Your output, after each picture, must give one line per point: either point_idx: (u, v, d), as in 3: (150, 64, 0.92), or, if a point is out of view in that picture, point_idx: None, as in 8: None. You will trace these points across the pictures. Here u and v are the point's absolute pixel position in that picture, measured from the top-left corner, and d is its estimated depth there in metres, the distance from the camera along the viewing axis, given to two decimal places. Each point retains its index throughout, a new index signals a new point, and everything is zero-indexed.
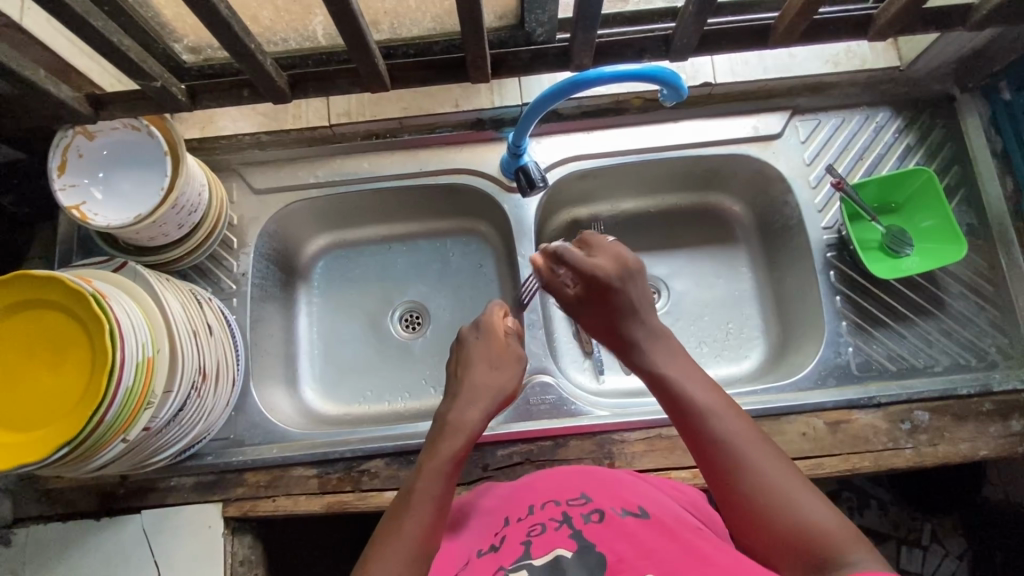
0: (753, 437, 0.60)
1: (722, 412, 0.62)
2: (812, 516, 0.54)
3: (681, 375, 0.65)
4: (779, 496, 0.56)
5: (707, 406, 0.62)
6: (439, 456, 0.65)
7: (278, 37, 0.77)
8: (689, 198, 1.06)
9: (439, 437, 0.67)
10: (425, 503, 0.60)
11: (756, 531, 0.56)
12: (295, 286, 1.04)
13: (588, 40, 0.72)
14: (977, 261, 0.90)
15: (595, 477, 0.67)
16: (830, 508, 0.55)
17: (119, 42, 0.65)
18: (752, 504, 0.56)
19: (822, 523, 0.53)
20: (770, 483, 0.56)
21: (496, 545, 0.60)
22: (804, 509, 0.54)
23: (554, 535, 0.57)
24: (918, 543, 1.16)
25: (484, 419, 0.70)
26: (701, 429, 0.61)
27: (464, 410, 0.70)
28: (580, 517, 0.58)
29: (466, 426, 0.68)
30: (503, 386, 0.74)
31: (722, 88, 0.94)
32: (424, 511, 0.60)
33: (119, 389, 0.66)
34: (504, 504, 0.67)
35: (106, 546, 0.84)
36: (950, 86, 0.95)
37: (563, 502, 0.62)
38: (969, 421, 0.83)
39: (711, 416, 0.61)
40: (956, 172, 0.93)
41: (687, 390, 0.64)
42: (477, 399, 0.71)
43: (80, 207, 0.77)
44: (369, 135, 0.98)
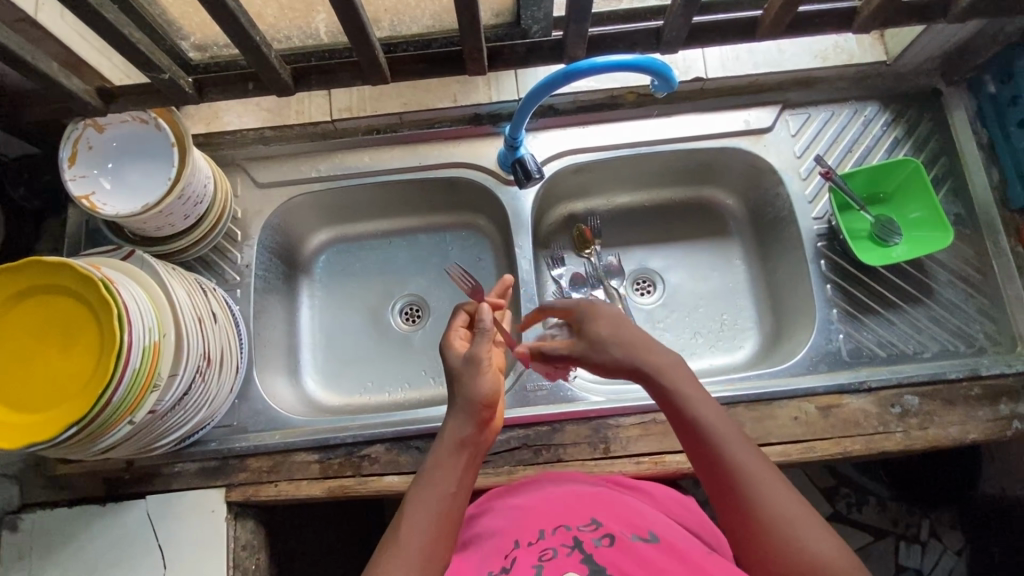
0: (764, 466, 0.60)
1: (735, 439, 0.61)
2: (815, 547, 0.54)
3: (694, 396, 0.64)
4: (791, 529, 0.56)
5: (720, 431, 0.62)
6: (432, 470, 0.65)
7: (282, 35, 0.80)
8: (683, 192, 1.08)
9: (432, 453, 0.66)
10: (422, 521, 0.61)
11: (760, 561, 0.56)
12: (297, 280, 1.07)
13: (581, 32, 0.74)
14: (965, 250, 0.92)
15: (601, 500, 0.69)
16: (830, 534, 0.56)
17: (130, 34, 0.68)
18: (761, 533, 0.56)
19: (829, 557, 0.54)
20: (780, 513, 0.56)
21: (506, 567, 0.61)
22: (812, 542, 0.55)
23: (566, 561, 0.59)
24: (916, 540, 1.17)
25: (468, 425, 0.67)
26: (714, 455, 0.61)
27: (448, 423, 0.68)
28: (591, 542, 0.61)
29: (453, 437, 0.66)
30: (473, 392, 0.68)
31: (713, 82, 0.96)
32: (422, 529, 0.60)
33: (127, 371, 0.68)
34: (510, 521, 0.67)
35: (112, 530, 0.86)
36: (936, 80, 0.97)
37: (573, 527, 0.63)
38: (958, 404, 0.84)
39: (724, 443, 0.61)
40: (943, 164, 0.95)
41: (702, 414, 0.63)
42: (458, 409, 0.68)
43: (90, 196, 0.80)
44: (369, 130, 1.00)
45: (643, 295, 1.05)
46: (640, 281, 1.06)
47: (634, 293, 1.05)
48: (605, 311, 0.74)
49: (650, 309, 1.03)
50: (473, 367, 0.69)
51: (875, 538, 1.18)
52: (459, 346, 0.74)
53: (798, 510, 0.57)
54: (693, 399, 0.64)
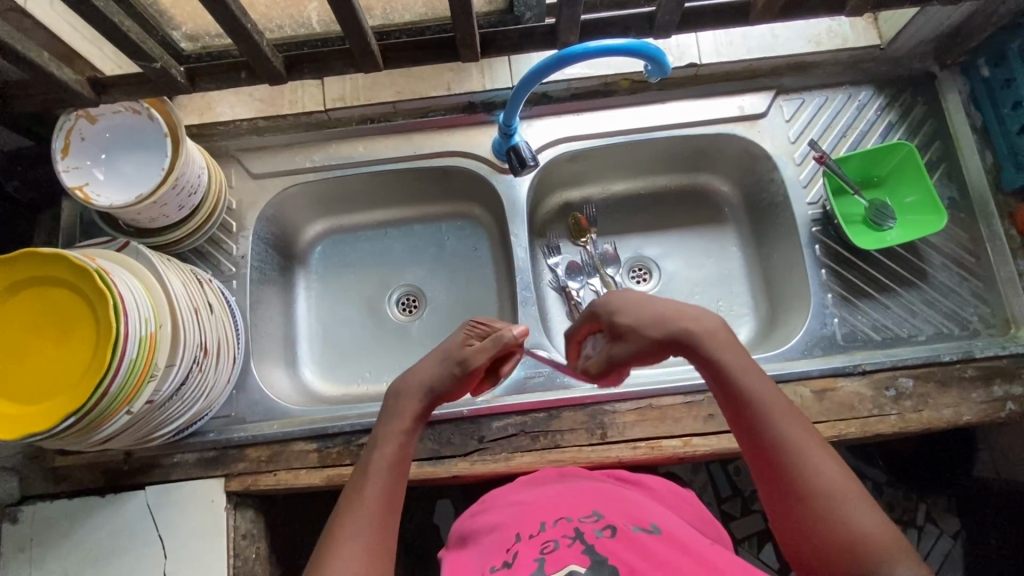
0: (810, 441, 0.59)
1: (782, 413, 0.60)
2: (857, 520, 0.55)
3: (739, 368, 0.63)
4: (834, 505, 0.56)
5: (766, 406, 0.61)
6: (394, 424, 0.68)
7: (273, 24, 0.79)
8: (678, 180, 1.08)
9: (393, 406, 0.70)
10: (380, 471, 0.64)
11: (799, 533, 0.57)
12: (293, 271, 1.07)
13: (574, 17, 0.74)
14: (959, 234, 0.92)
15: (603, 496, 0.69)
16: (872, 508, 0.56)
17: (120, 22, 0.67)
18: (803, 508, 0.57)
19: (871, 535, 0.54)
20: (823, 489, 0.57)
21: (507, 561, 0.61)
22: (855, 518, 0.55)
23: (567, 551, 0.59)
24: (912, 524, 1.18)
25: (438, 378, 0.70)
26: (759, 430, 0.60)
27: (414, 376, 0.71)
28: (592, 532, 0.61)
29: (416, 392, 0.70)
30: (441, 383, 0.70)
31: (707, 68, 0.96)
32: (379, 480, 0.63)
33: (124, 360, 0.68)
34: (512, 517, 0.68)
35: (111, 521, 0.86)
36: (930, 64, 0.97)
37: (575, 519, 0.64)
38: (952, 387, 0.85)
39: (771, 418, 0.60)
40: (937, 148, 0.95)
41: (750, 387, 0.62)
42: (430, 367, 0.71)
43: (83, 187, 0.80)
44: (363, 120, 1.00)
45: (640, 283, 1.05)
46: (636, 268, 1.06)
47: (630, 280, 1.05)
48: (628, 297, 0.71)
49: None
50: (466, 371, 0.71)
51: None
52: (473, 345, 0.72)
53: (842, 486, 0.57)
54: (739, 372, 0.63)
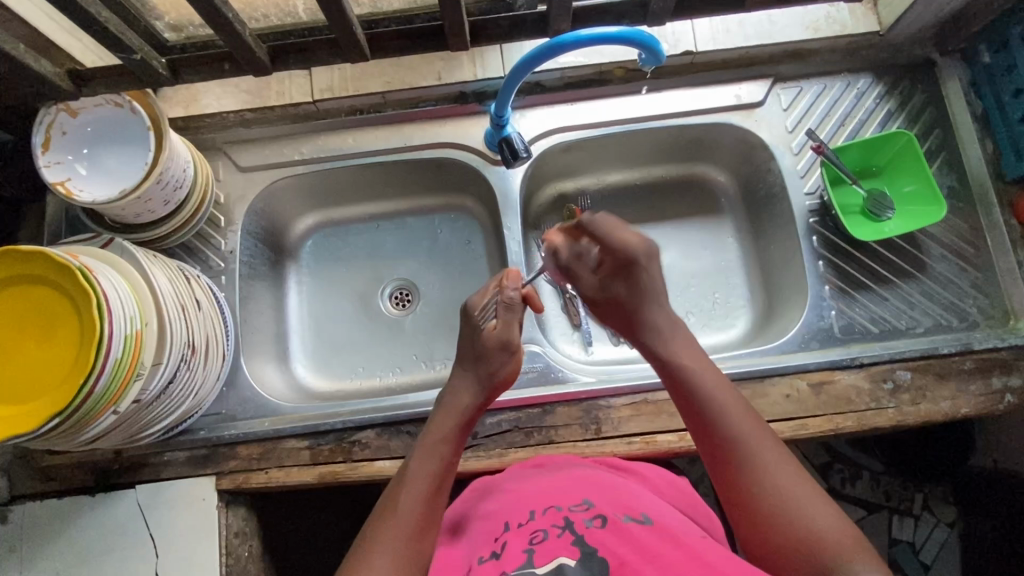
0: (766, 442, 0.63)
1: (739, 416, 0.65)
2: (815, 520, 0.57)
3: (697, 370, 0.68)
4: (790, 501, 0.59)
5: (724, 406, 0.65)
6: (435, 435, 0.72)
7: (258, 13, 0.78)
8: (674, 170, 1.06)
9: (434, 419, 0.74)
10: (421, 479, 0.67)
11: (753, 530, 0.60)
12: (284, 265, 1.05)
13: (565, 4, 0.72)
14: (958, 224, 0.91)
15: (595, 484, 0.68)
16: (829, 510, 0.58)
17: (97, 13, 0.65)
18: (756, 505, 0.60)
19: (827, 533, 0.57)
20: (778, 487, 0.60)
21: (497, 552, 0.61)
22: (811, 516, 0.58)
23: (556, 542, 0.58)
24: (909, 513, 1.17)
25: (477, 395, 0.76)
26: (713, 428, 0.65)
27: (457, 395, 0.76)
28: (582, 522, 0.60)
29: (459, 410, 0.74)
30: (495, 374, 0.77)
31: (703, 56, 0.94)
32: (419, 486, 0.66)
33: (109, 360, 0.67)
34: (504, 506, 0.68)
35: (102, 520, 0.85)
36: (930, 50, 0.95)
37: (565, 507, 0.63)
38: (951, 379, 0.84)
39: (725, 417, 0.65)
40: (936, 136, 0.94)
41: (706, 388, 0.67)
42: (471, 386, 0.76)
43: (65, 183, 0.78)
44: (353, 111, 0.98)
45: None
46: None
47: None
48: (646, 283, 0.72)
49: None
50: (507, 355, 0.77)
51: (868, 512, 1.18)
52: (491, 329, 0.78)
53: (798, 486, 0.60)
54: (697, 373, 0.68)
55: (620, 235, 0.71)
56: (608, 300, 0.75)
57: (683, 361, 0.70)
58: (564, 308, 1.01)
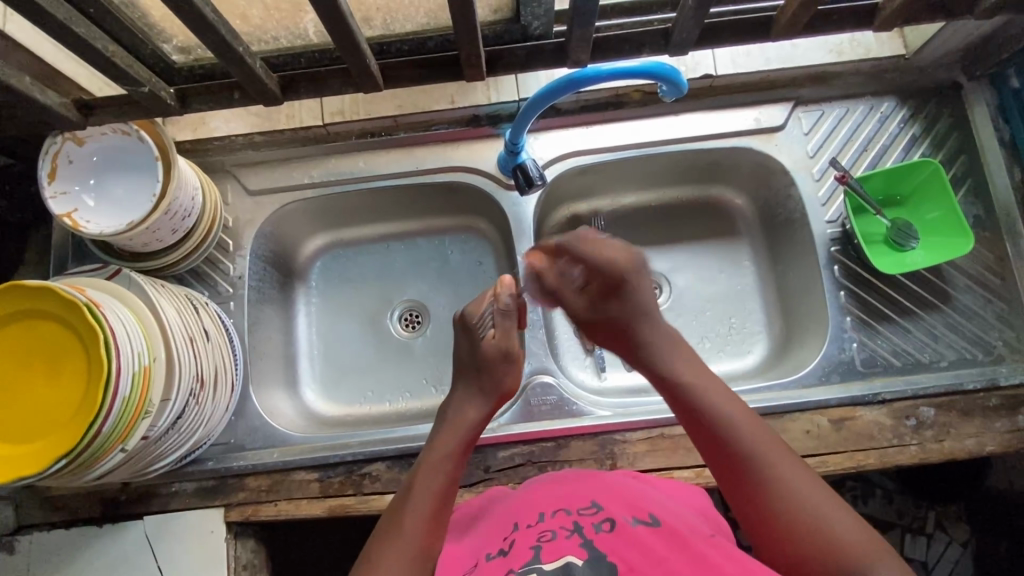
0: (778, 452, 0.62)
1: (749, 427, 0.63)
2: (835, 524, 0.56)
3: (698, 382, 0.67)
4: (807, 511, 0.57)
5: (732, 420, 0.64)
6: (439, 450, 0.70)
7: (269, 35, 0.75)
8: (690, 192, 1.04)
9: (438, 434, 0.73)
10: (425, 495, 0.65)
11: (774, 547, 0.58)
12: (293, 287, 1.04)
13: (586, 36, 0.70)
14: (984, 254, 0.88)
15: (603, 484, 0.67)
16: (849, 514, 0.57)
17: (104, 48, 0.64)
18: (776, 519, 0.58)
19: (845, 540, 0.55)
20: (794, 498, 0.58)
21: (505, 549, 0.59)
22: (830, 520, 0.56)
23: (564, 543, 0.57)
24: (921, 532, 1.14)
25: (483, 411, 0.75)
26: (724, 440, 0.63)
27: (461, 409, 0.74)
28: (591, 527, 0.58)
29: (463, 422, 0.73)
30: (500, 384, 0.76)
31: (723, 79, 0.92)
32: (424, 502, 0.65)
33: (117, 399, 0.66)
34: (513, 507, 0.67)
35: (110, 552, 0.84)
36: (957, 73, 0.92)
37: (573, 511, 0.61)
38: (975, 416, 0.82)
39: (736, 432, 0.63)
40: (962, 163, 0.91)
41: (709, 402, 0.65)
42: (474, 398, 0.75)
43: (72, 214, 0.77)
44: (363, 134, 0.96)
45: None
46: None
47: None
48: (642, 295, 0.75)
49: None
50: (509, 365, 0.77)
51: (882, 530, 1.14)
52: (489, 338, 0.77)
53: (814, 491, 0.59)
54: (695, 386, 0.67)
55: (599, 249, 0.77)
56: (603, 321, 0.77)
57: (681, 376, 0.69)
58: (577, 332, 0.99)
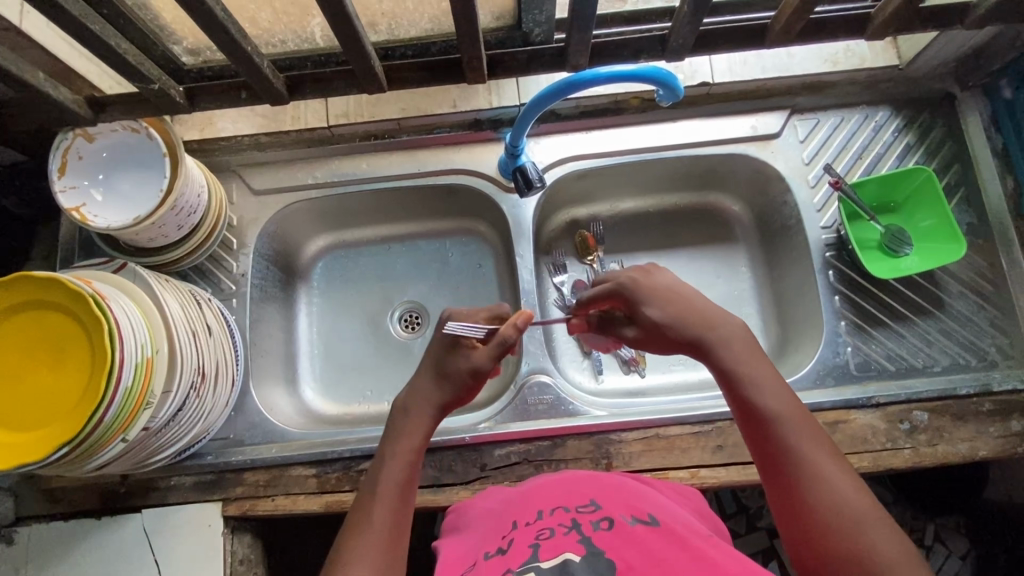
0: (825, 453, 0.57)
1: (800, 425, 0.58)
2: (873, 537, 0.52)
3: (754, 373, 0.62)
4: (851, 514, 0.53)
5: (783, 414, 0.59)
6: (402, 446, 0.66)
7: (276, 39, 0.77)
8: (688, 198, 1.06)
9: (397, 427, 0.68)
10: (389, 495, 0.63)
11: (805, 547, 0.54)
12: (295, 286, 1.05)
13: (584, 40, 0.72)
14: (977, 261, 0.89)
15: (601, 484, 0.67)
16: (891, 528, 0.52)
17: (117, 45, 0.66)
18: (812, 520, 0.54)
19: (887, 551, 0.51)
20: (839, 500, 0.54)
21: (504, 547, 0.59)
22: (868, 533, 0.52)
23: (563, 539, 0.57)
24: (921, 544, 1.13)
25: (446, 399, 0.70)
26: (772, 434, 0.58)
27: (417, 397, 0.69)
28: (590, 524, 0.58)
29: (421, 411, 0.68)
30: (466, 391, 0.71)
31: (720, 87, 0.94)
32: (387, 501, 0.62)
33: (119, 389, 0.67)
34: (512, 507, 0.68)
35: (107, 544, 0.85)
36: (950, 84, 0.94)
37: (572, 509, 0.62)
38: (968, 421, 0.82)
39: (785, 426, 0.58)
40: (955, 172, 0.93)
41: (762, 392, 0.60)
42: (430, 386, 0.70)
43: (80, 208, 0.78)
44: (367, 136, 0.98)
45: None
46: None
47: None
48: (655, 284, 0.70)
49: None
50: (474, 383, 0.70)
51: None
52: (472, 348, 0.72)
53: (857, 498, 0.54)
54: (749, 374, 0.62)
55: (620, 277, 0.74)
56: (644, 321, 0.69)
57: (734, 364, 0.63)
58: (575, 335, 1.00)
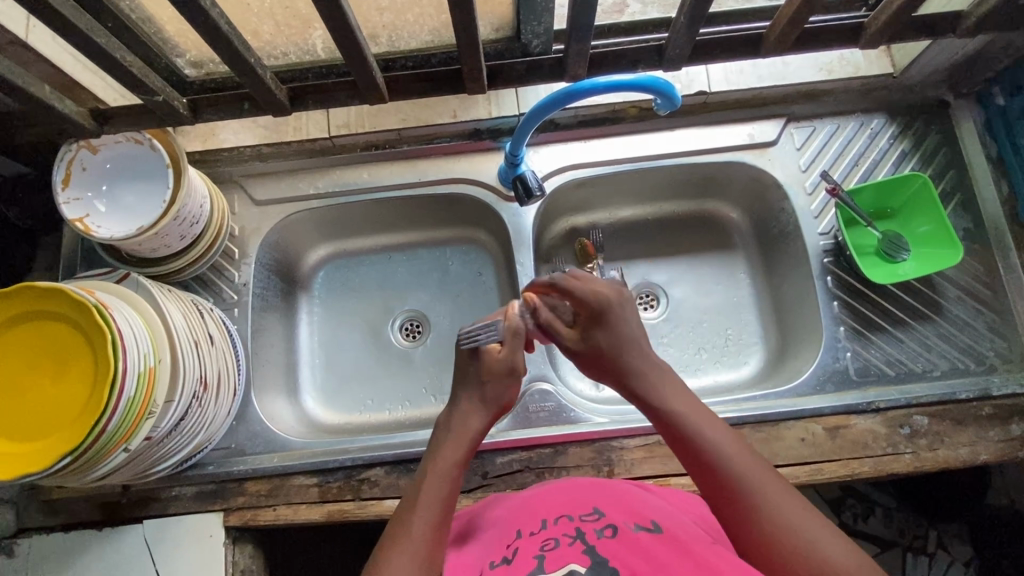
0: (773, 481, 0.58)
1: (739, 457, 0.60)
2: (826, 551, 0.53)
3: (692, 414, 0.64)
4: (800, 534, 0.54)
5: (723, 448, 0.61)
6: (444, 463, 0.68)
7: (278, 51, 0.78)
8: (687, 206, 1.07)
9: (441, 445, 0.70)
10: (431, 507, 0.64)
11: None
12: (296, 296, 1.05)
13: (582, 51, 0.73)
14: (975, 266, 0.90)
15: (605, 492, 0.67)
16: (844, 541, 0.54)
17: (122, 58, 0.67)
18: (769, 549, 0.55)
19: (841, 562, 0.52)
20: (789, 525, 0.55)
21: (508, 557, 0.59)
22: (823, 548, 0.53)
23: (568, 550, 0.57)
24: (924, 551, 1.13)
25: (487, 420, 0.72)
26: (717, 470, 0.60)
27: (465, 419, 0.72)
28: (594, 533, 0.59)
29: (469, 432, 0.71)
30: (501, 397, 0.73)
31: (717, 96, 0.95)
32: (428, 513, 0.64)
33: (122, 398, 0.67)
34: (515, 514, 0.68)
35: (108, 555, 0.84)
36: (944, 91, 0.95)
37: (576, 518, 0.62)
38: (969, 425, 0.83)
39: (724, 459, 0.60)
40: (951, 177, 0.93)
41: (701, 431, 0.62)
42: (477, 408, 0.72)
43: (84, 219, 0.79)
44: (367, 146, 0.99)
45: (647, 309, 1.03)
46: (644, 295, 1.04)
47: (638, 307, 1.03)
48: (625, 318, 0.72)
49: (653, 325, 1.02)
50: (513, 381, 0.73)
51: (881, 549, 1.13)
52: (493, 352, 0.74)
53: (805, 519, 0.55)
54: (687, 413, 0.64)
55: (593, 285, 0.74)
56: (591, 353, 0.73)
57: (677, 406, 0.65)
58: None
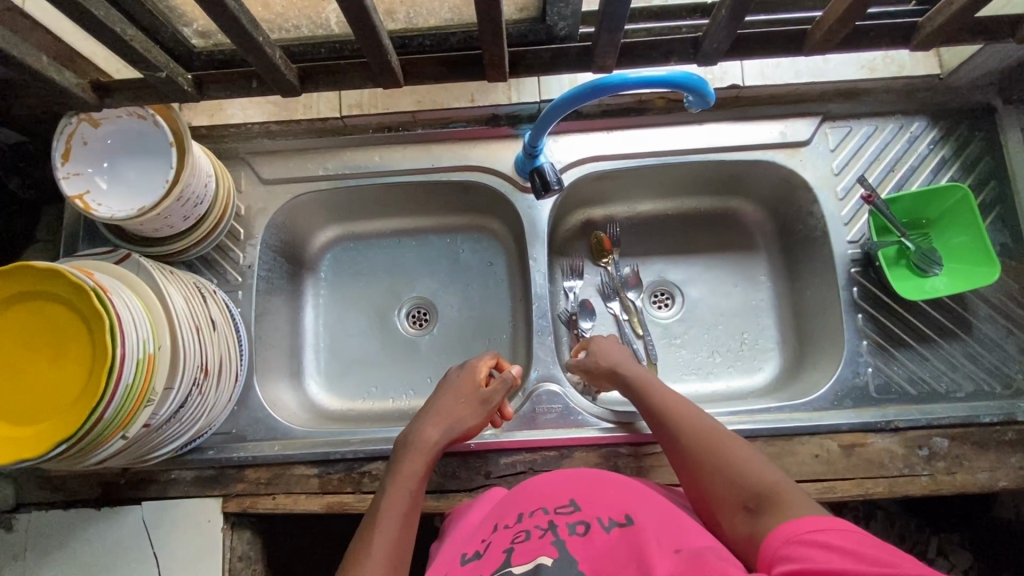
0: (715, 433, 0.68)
1: (687, 419, 0.70)
2: (747, 475, 0.62)
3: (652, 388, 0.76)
4: (727, 467, 0.63)
5: (678, 417, 0.71)
6: (405, 471, 0.71)
7: (289, 24, 0.73)
8: (709, 202, 1.02)
9: (404, 454, 0.73)
10: (392, 515, 0.66)
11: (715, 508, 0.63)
12: (302, 278, 1.03)
13: (613, 41, 0.68)
14: (1009, 283, 0.86)
15: (591, 481, 0.65)
16: (768, 468, 0.62)
17: (123, 32, 0.63)
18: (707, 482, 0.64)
19: (760, 482, 0.60)
20: (718, 464, 0.64)
21: (480, 552, 0.59)
22: (746, 476, 0.62)
23: (538, 543, 0.56)
24: (923, 557, 1.09)
25: (448, 433, 0.76)
26: (671, 432, 0.70)
27: (424, 430, 0.75)
28: (566, 528, 0.58)
29: (427, 442, 0.74)
30: (469, 419, 0.78)
31: (750, 91, 0.90)
32: (392, 523, 0.66)
33: (119, 387, 0.65)
34: (503, 507, 0.67)
35: (106, 535, 0.84)
36: (991, 96, 0.90)
37: (551, 508, 0.61)
38: (990, 450, 0.80)
39: (675, 421, 0.71)
40: (992, 188, 0.88)
41: (661, 402, 0.73)
42: (440, 422, 0.76)
43: (84, 196, 0.76)
44: (380, 128, 0.95)
45: (661, 309, 1.00)
46: (657, 293, 1.01)
47: (650, 306, 1.01)
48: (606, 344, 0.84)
49: (665, 325, 0.99)
50: (487, 410, 0.78)
51: None
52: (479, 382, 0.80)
53: (736, 454, 0.64)
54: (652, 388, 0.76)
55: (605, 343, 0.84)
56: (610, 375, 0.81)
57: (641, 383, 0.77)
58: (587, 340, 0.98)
